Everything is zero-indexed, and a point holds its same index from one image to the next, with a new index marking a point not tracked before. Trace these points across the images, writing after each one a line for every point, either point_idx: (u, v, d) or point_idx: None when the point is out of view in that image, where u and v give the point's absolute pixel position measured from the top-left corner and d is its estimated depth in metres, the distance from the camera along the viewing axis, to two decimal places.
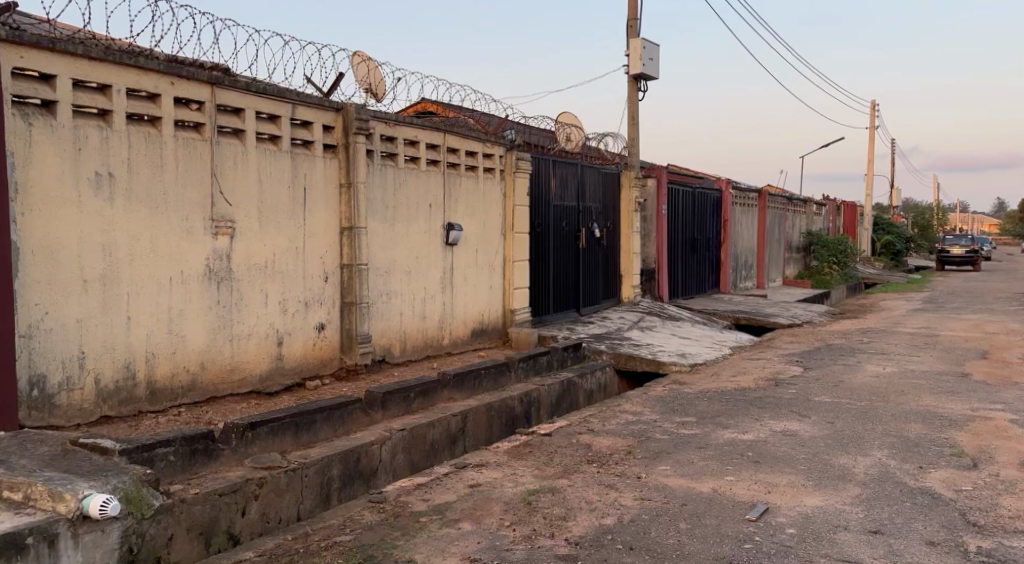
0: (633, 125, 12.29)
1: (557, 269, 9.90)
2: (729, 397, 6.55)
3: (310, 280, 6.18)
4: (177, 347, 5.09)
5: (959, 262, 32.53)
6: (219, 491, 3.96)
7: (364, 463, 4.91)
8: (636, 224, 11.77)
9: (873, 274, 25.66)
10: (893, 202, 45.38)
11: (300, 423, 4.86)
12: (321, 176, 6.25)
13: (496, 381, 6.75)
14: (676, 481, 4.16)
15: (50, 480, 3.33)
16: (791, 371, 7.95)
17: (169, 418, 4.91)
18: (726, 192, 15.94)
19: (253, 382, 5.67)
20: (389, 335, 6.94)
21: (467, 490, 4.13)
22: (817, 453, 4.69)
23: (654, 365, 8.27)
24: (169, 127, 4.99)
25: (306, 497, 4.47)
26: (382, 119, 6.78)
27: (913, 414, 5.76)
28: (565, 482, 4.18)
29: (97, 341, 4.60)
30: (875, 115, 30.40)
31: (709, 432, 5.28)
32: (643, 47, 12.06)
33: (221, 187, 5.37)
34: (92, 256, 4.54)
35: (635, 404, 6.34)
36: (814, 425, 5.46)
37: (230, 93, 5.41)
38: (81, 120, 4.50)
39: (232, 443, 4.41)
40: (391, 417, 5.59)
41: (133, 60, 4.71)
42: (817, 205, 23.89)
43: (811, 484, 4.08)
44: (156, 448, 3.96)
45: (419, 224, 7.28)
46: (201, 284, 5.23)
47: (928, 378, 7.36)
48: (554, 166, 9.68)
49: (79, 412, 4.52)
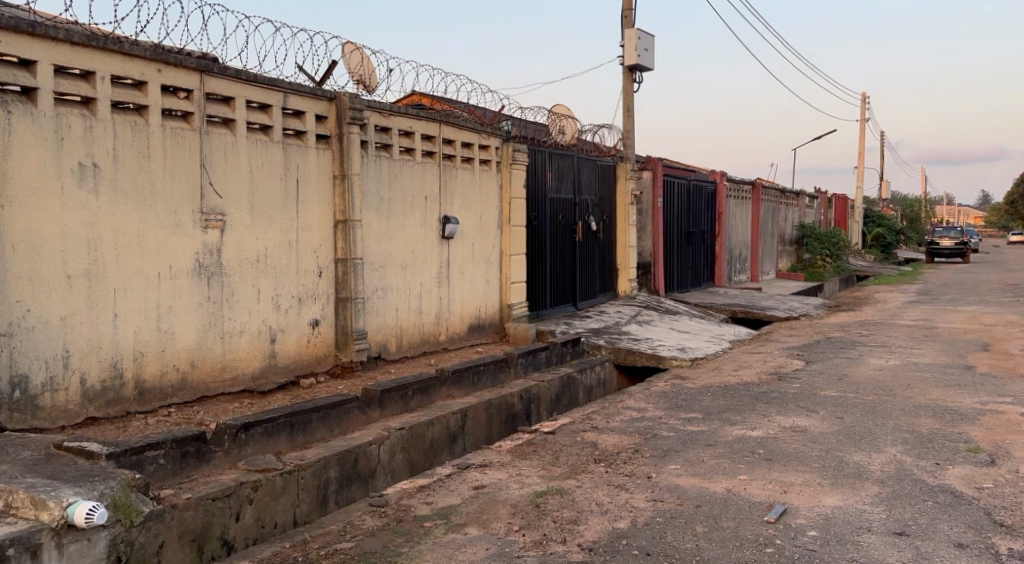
0: (628, 116, 12.14)
1: (554, 262, 9.74)
2: (733, 392, 6.43)
3: (304, 275, 5.99)
4: (166, 345, 4.90)
5: (949, 254, 32.65)
6: (212, 495, 3.78)
7: (362, 464, 4.75)
8: (632, 216, 11.62)
9: (865, 266, 25.58)
10: (881, 194, 45.49)
11: (295, 424, 4.69)
12: (314, 168, 6.06)
13: (495, 378, 6.59)
14: (688, 481, 4.01)
15: (33, 488, 3.15)
16: (793, 364, 7.84)
17: (158, 419, 4.72)
18: (721, 184, 15.73)
19: (245, 381, 5.48)
20: (385, 331, 6.77)
21: (471, 492, 3.98)
22: (830, 450, 4.57)
23: (654, 360, 8.14)
24: (157, 116, 4.79)
25: (303, 500, 4.30)
26: (376, 109, 6.59)
27: (922, 408, 5.65)
28: (573, 483, 4.03)
29: (83, 339, 4.41)
30: (865, 108, 30.36)
31: (717, 429, 5.15)
32: (637, 38, 11.86)
33: (211, 179, 5.17)
34: (76, 252, 4.33)
35: (638, 400, 6.20)
36: (823, 420, 5.34)
37: (219, 81, 5.21)
38: (64, 108, 4.29)
39: (225, 444, 4.23)
40: (389, 416, 5.43)
41: (118, 45, 4.51)
42: (809, 197, 23.81)
43: (828, 483, 3.95)
44: (146, 451, 3.78)
45: (414, 217, 7.10)
46: (191, 279, 5.03)
47: (932, 370, 7.26)
48: (550, 158, 9.52)
49: (64, 414, 4.33)
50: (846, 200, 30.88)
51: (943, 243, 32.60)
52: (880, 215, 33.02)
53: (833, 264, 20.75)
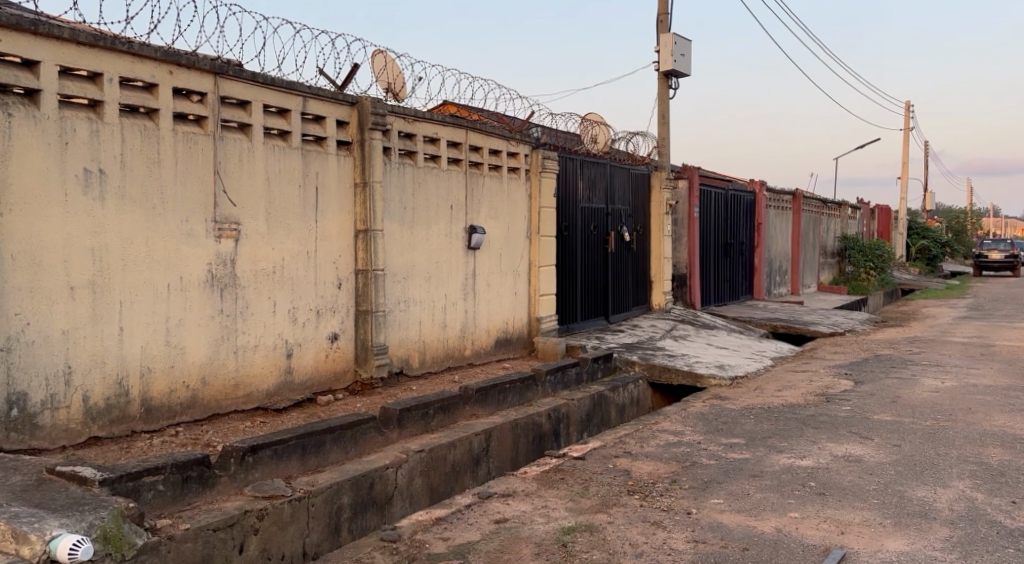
0: (663, 124, 11.75)
1: (585, 274, 9.38)
2: (777, 415, 5.98)
3: (323, 286, 5.73)
4: (176, 360, 4.66)
5: (998, 267, 31.47)
6: (213, 525, 3.50)
7: (378, 489, 4.44)
8: (667, 227, 11.21)
9: (910, 279, 24.71)
10: (925, 205, 44.31)
11: (308, 445, 4.39)
12: (334, 176, 5.80)
13: (521, 396, 6.24)
14: (733, 519, 3.62)
15: (15, 518, 2.89)
16: (842, 384, 7.35)
17: (165, 439, 4.47)
18: (760, 194, 15.35)
19: (259, 397, 5.22)
20: (408, 346, 6.48)
21: (492, 526, 3.64)
22: (890, 484, 4.14)
23: (691, 378, 7.71)
24: (168, 119, 4.57)
25: (313, 530, 4.00)
26: (400, 114, 6.34)
27: (987, 435, 5.17)
28: (604, 518, 3.66)
29: (86, 354, 4.18)
30: (909, 117, 29.43)
31: (762, 457, 4.74)
32: (673, 43, 11.49)
33: (225, 186, 4.93)
34: (80, 263, 4.11)
35: (674, 422, 5.80)
36: (879, 448, 4.89)
37: (236, 84, 4.99)
38: (68, 111, 4.07)
39: (231, 469, 3.94)
40: (408, 438, 5.11)
41: (127, 46, 4.29)
42: (851, 208, 23.13)
43: (891, 523, 3.54)
44: (144, 476, 3.51)
45: (439, 227, 6.81)
46: (203, 292, 4.79)
47: (995, 393, 6.74)
48: (581, 166, 9.18)
49: (65, 433, 4.09)
50: (889, 212, 29.89)
51: (992, 256, 31.43)
52: (924, 227, 32.00)
53: (877, 277, 20.01)
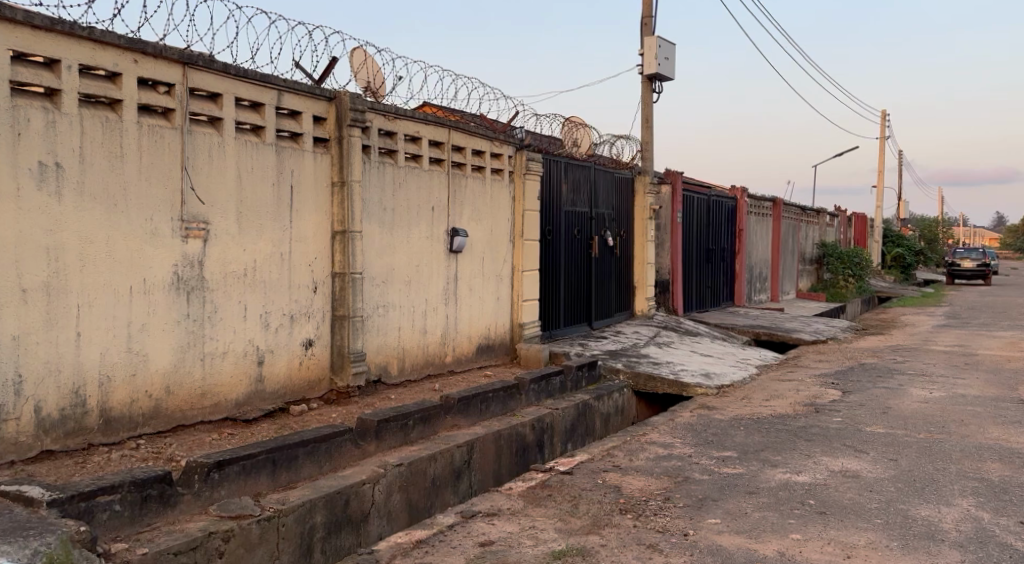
0: (646, 128, 11.60)
1: (567, 281, 9.17)
2: (767, 426, 5.81)
3: (297, 290, 5.46)
4: (138, 368, 4.37)
5: (970, 276, 31.82)
6: (175, 549, 3.21)
7: (353, 506, 4.18)
8: (650, 232, 11.04)
9: (885, 287, 24.96)
10: (898, 214, 44.81)
11: (279, 461, 4.11)
12: (311, 174, 5.53)
13: (504, 406, 6.00)
14: (732, 541, 3.42)
15: None
16: (830, 394, 7.21)
17: (124, 453, 4.18)
18: (742, 200, 15.26)
19: (228, 407, 4.94)
20: (387, 352, 6.22)
21: (478, 549, 3.40)
22: (891, 502, 3.97)
23: (677, 388, 7.55)
24: (131, 111, 4.27)
25: (283, 552, 3.72)
26: (380, 112, 6.09)
27: (983, 449, 5.04)
28: (596, 541, 3.44)
29: (39, 362, 3.87)
30: (885, 126, 29.64)
31: (757, 472, 4.55)
32: (658, 46, 11.35)
33: (194, 183, 4.64)
34: (33, 263, 3.80)
35: (662, 434, 5.60)
36: (875, 463, 4.73)
37: (206, 75, 4.70)
38: (22, 99, 3.76)
39: (195, 486, 3.66)
40: (386, 450, 4.84)
41: (88, 31, 4.00)
42: (829, 215, 23.17)
43: (898, 546, 3.35)
44: (98, 496, 3.22)
45: (420, 228, 6.56)
46: (168, 295, 4.50)
47: (985, 404, 6.63)
48: (565, 169, 8.97)
49: (13, 447, 3.78)
50: (865, 220, 30.06)
51: (965, 265, 31.72)
52: (898, 235, 32.27)
53: (855, 284, 20.04)
